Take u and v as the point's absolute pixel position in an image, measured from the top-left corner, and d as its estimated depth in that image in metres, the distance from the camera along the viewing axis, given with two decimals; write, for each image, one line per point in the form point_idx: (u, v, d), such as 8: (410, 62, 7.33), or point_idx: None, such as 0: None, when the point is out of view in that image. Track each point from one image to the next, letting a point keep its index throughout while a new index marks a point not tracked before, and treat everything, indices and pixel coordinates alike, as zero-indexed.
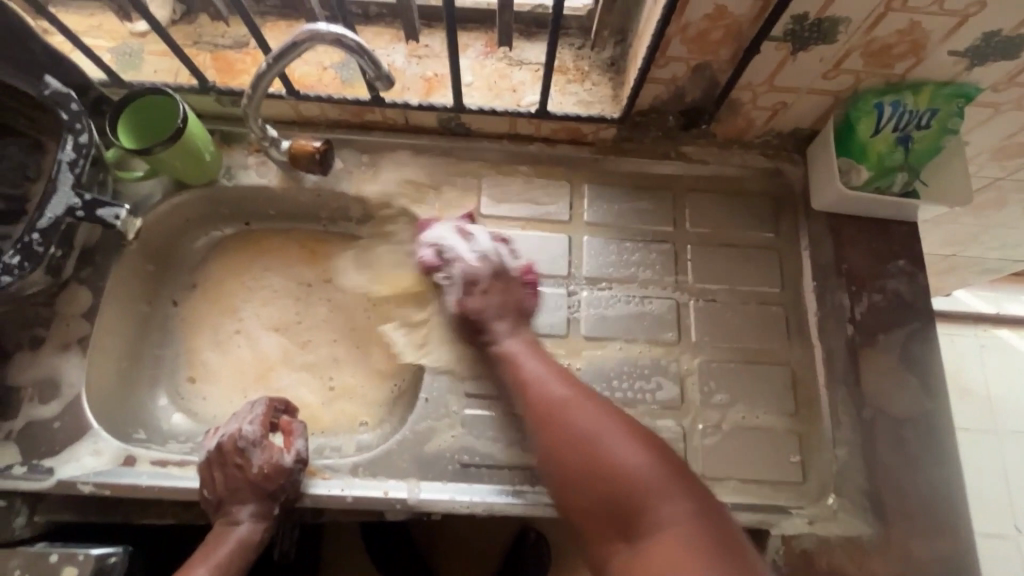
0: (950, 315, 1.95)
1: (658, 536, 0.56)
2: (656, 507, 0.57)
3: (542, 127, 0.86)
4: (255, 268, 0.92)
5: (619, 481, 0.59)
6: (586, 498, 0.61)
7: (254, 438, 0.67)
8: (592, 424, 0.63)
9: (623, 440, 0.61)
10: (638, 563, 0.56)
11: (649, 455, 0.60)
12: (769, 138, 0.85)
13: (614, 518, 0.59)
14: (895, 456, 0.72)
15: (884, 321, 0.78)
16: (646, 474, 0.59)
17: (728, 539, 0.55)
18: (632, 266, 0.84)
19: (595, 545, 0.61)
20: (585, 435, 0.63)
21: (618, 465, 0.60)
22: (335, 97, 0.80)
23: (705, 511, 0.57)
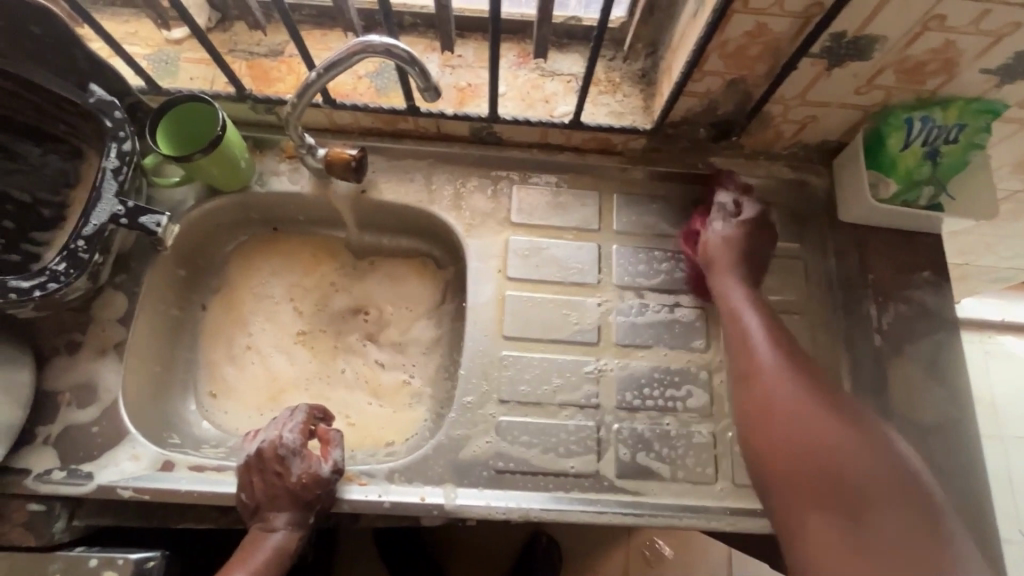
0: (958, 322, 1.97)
1: (862, 524, 0.51)
2: (851, 476, 0.54)
3: (572, 137, 0.87)
4: (286, 275, 0.93)
5: (844, 474, 0.54)
6: (787, 447, 0.59)
7: (295, 446, 0.66)
8: (786, 388, 0.63)
9: (858, 437, 0.56)
10: (843, 549, 0.51)
11: (850, 431, 0.57)
12: (796, 150, 0.87)
13: (823, 497, 0.54)
14: (923, 465, 0.74)
15: (910, 331, 0.79)
16: (884, 476, 0.54)
17: (921, 493, 0.53)
18: (661, 275, 0.85)
19: (783, 515, 0.57)
20: (789, 403, 0.62)
21: (802, 443, 0.58)
22: (371, 106, 0.81)
23: (914, 506, 0.52)
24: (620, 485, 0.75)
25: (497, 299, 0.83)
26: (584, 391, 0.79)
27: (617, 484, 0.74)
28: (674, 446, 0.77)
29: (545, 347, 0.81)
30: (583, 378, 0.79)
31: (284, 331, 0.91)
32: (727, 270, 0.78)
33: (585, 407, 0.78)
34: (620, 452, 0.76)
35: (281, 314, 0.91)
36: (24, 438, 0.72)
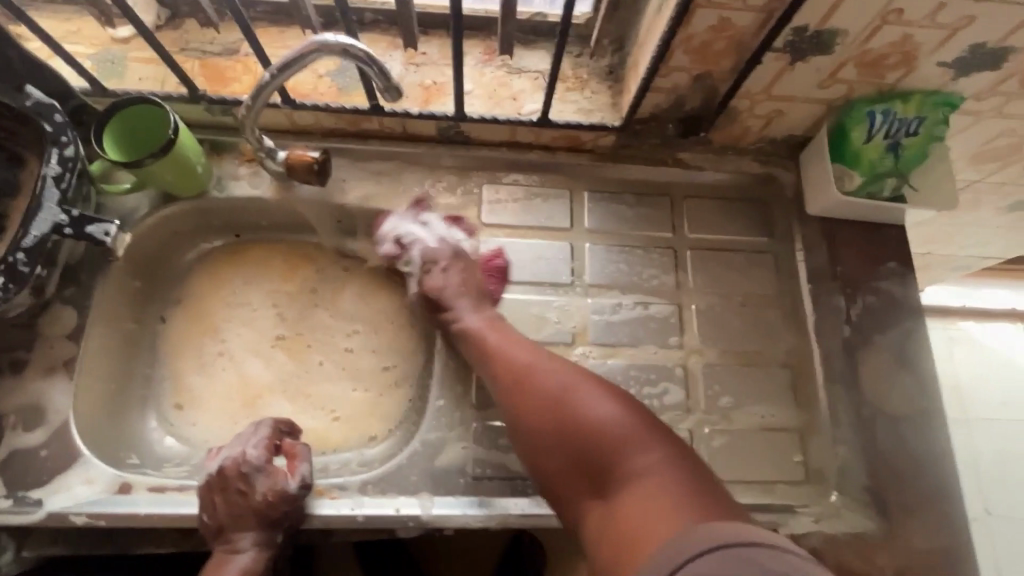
0: None
1: (631, 482, 0.58)
2: (631, 460, 0.59)
3: (541, 135, 0.85)
4: (250, 285, 0.90)
5: (588, 439, 0.62)
6: (558, 465, 0.63)
7: (258, 463, 0.63)
8: (595, 392, 0.65)
9: (604, 399, 0.64)
10: (613, 518, 0.57)
11: (621, 408, 0.63)
12: (763, 144, 0.87)
13: (595, 478, 0.61)
14: (895, 453, 0.74)
15: (878, 321, 0.80)
16: (614, 427, 0.61)
17: (699, 489, 0.55)
18: (634, 272, 0.85)
19: (573, 507, 0.63)
20: (561, 389, 0.66)
21: (602, 424, 0.62)
22: (332, 106, 0.78)
23: (688, 463, 0.58)
24: None
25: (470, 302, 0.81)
26: None
27: None
28: None
29: None
30: None
31: (250, 341, 0.87)
32: (455, 300, 0.79)
33: None
34: None
35: (246, 324, 0.88)
36: None
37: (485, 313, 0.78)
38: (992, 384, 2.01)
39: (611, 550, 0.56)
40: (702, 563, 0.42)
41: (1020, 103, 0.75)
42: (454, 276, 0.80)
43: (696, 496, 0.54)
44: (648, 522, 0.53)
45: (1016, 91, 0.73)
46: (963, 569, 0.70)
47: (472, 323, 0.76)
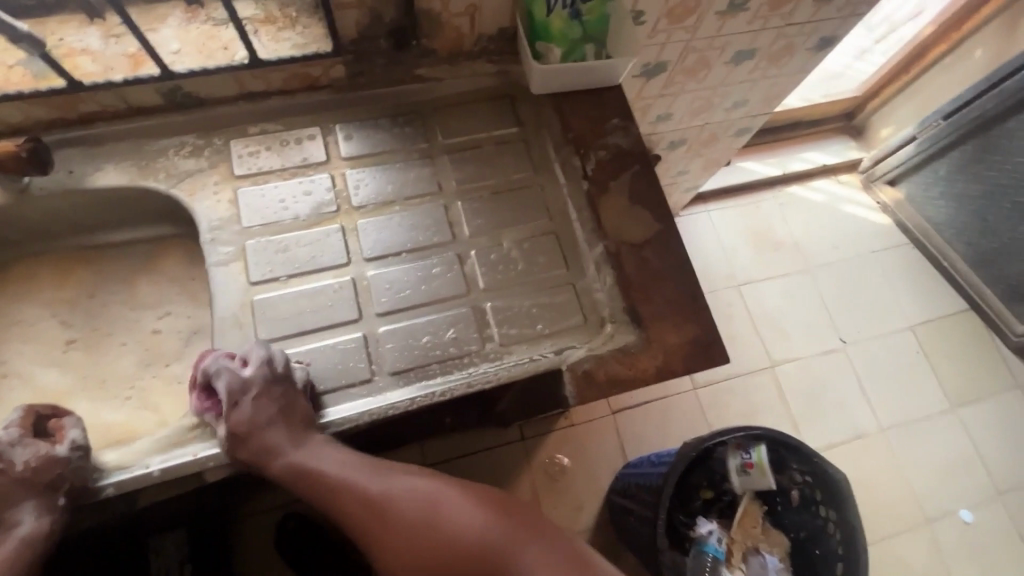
0: (751, 185, 2.31)
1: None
2: (448, 519, 0.69)
3: (271, 79, 0.87)
4: (20, 301, 0.89)
5: (452, 546, 0.67)
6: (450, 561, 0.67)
7: (12, 439, 0.64)
8: (470, 513, 0.70)
9: (452, 496, 0.72)
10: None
11: (487, 517, 0.70)
12: (485, 44, 0.94)
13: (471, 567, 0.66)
14: (643, 274, 0.85)
15: (612, 171, 0.90)
16: (479, 537, 0.68)
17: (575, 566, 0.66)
18: (397, 185, 0.90)
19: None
20: (401, 493, 0.71)
21: (468, 539, 0.68)
22: (27, 93, 0.76)
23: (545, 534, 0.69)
24: (396, 379, 0.79)
25: (239, 251, 0.83)
26: (346, 305, 0.82)
27: (393, 382, 0.79)
28: (442, 328, 0.83)
29: (300, 280, 0.83)
30: (343, 296, 0.82)
31: (38, 354, 0.87)
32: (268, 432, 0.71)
33: (349, 321, 0.81)
34: (389, 347, 0.81)
35: (25, 342, 0.87)
36: None
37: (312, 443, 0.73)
38: (823, 234, 2.30)
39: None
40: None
41: None
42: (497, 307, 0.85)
43: (576, 556, 0.67)
44: None
45: None
46: (712, 349, 0.82)
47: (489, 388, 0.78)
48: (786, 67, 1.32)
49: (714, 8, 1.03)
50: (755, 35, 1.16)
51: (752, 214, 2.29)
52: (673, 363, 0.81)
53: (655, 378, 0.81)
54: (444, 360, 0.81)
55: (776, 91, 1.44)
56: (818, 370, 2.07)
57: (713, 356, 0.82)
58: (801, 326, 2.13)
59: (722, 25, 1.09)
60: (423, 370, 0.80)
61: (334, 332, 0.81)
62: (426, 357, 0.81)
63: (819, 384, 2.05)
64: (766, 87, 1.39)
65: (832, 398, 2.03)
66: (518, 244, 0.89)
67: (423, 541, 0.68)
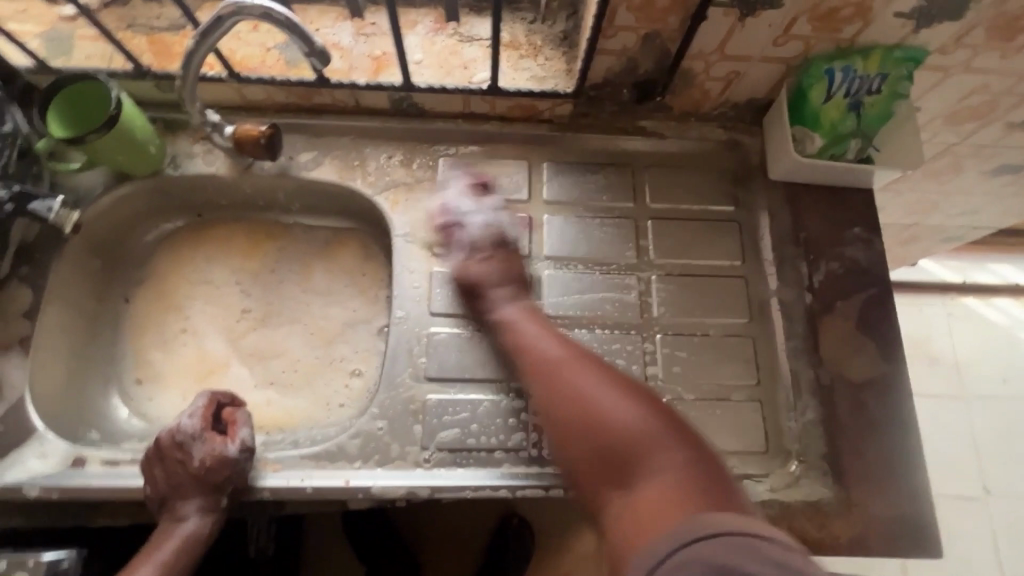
0: (919, 286, 2.03)
1: (666, 446, 0.58)
2: (575, 380, 0.67)
3: (496, 105, 0.83)
4: (210, 262, 0.90)
5: (597, 414, 0.63)
6: (589, 456, 0.62)
7: (193, 432, 0.67)
8: (580, 396, 0.65)
9: (566, 388, 0.66)
10: (636, 508, 0.55)
11: (638, 407, 0.62)
12: (725, 110, 0.85)
13: (607, 464, 0.61)
14: (855, 419, 0.73)
15: (841, 288, 0.79)
16: (632, 430, 0.60)
17: (648, 450, 0.59)
18: (594, 243, 0.83)
19: (592, 494, 0.62)
20: (539, 360, 0.70)
21: (609, 426, 0.62)
22: (279, 79, 0.78)
23: (683, 429, 0.60)
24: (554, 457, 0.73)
25: (426, 274, 0.81)
26: None
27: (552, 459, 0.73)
28: None
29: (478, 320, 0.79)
30: None
31: (213, 316, 0.88)
32: (493, 286, 0.77)
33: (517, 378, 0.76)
34: None
35: (206, 303, 0.88)
36: None
37: (523, 303, 0.77)
38: (993, 362, 1.97)
39: (631, 528, 0.54)
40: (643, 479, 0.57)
41: (989, 57, 0.73)
42: (492, 267, 0.78)
43: (623, 462, 0.59)
44: (614, 461, 0.60)
45: (983, 43, 0.70)
46: (924, 536, 0.69)
47: (509, 314, 0.75)
48: None
49: (1006, 118, 0.86)
50: None
51: (911, 318, 2.02)
52: (870, 538, 0.70)
53: (844, 548, 0.70)
54: None
55: (1017, 210, 1.22)
56: (947, 515, 1.80)
57: (924, 545, 0.69)
58: (939, 460, 1.86)
59: (1003, 137, 0.91)
60: None
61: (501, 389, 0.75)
62: None
63: (944, 530, 1.78)
64: (1009, 203, 1.17)
65: (957, 551, 1.76)
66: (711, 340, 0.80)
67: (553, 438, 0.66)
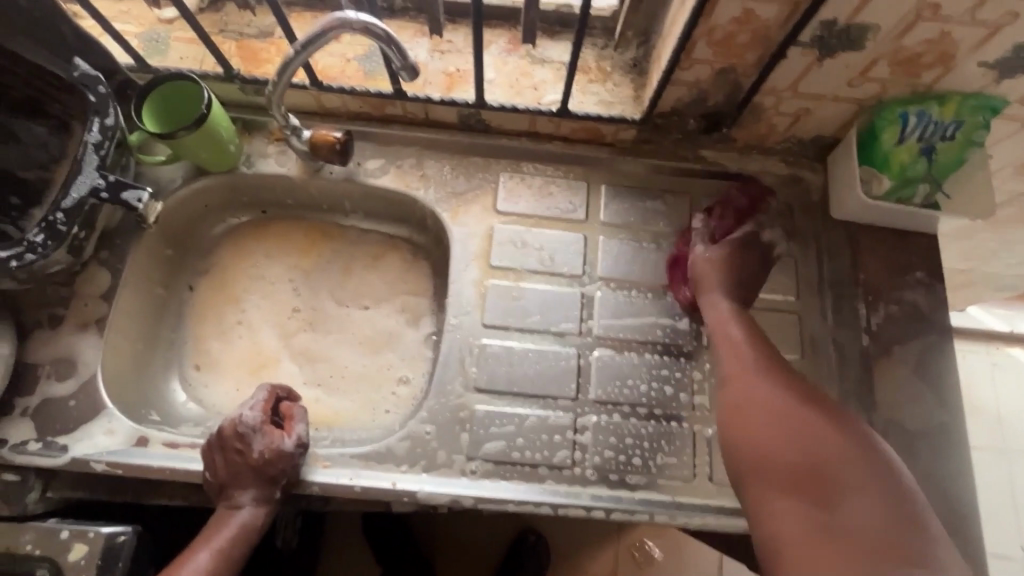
0: (964, 332, 1.96)
1: (846, 483, 0.55)
2: (754, 386, 0.66)
3: (562, 126, 0.85)
4: (271, 258, 0.94)
5: (757, 411, 0.63)
6: (779, 455, 0.59)
7: (254, 424, 0.68)
8: (779, 397, 0.63)
9: (766, 387, 0.65)
10: (816, 520, 0.53)
11: (810, 405, 0.61)
12: (789, 145, 0.85)
13: (800, 473, 0.57)
14: (906, 467, 0.73)
15: (899, 333, 0.78)
16: (787, 415, 0.61)
17: (821, 451, 0.57)
18: (648, 267, 0.84)
19: (755, 489, 0.60)
20: (726, 338, 0.73)
21: (770, 406, 0.63)
22: (357, 89, 0.81)
23: (868, 456, 0.57)
24: (597, 478, 0.73)
25: (480, 286, 0.82)
26: (566, 380, 0.78)
27: (594, 479, 0.73)
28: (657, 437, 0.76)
29: (529, 336, 0.80)
30: (564, 369, 0.78)
31: (270, 310, 0.91)
32: (715, 289, 0.77)
33: (563, 396, 0.77)
34: (597, 441, 0.75)
35: (264, 297, 0.92)
36: None
37: (737, 306, 0.76)
38: None
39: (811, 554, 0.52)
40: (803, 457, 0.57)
41: None
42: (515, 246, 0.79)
43: (812, 463, 0.57)
44: (807, 467, 0.57)
45: None
46: None
47: (720, 308, 0.76)
48: None
49: None
50: None
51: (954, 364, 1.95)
52: None
53: None
54: (650, 476, 0.74)
55: None
56: None
57: None
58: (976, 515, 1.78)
59: None
60: (628, 483, 0.73)
61: (547, 406, 0.76)
62: (633, 465, 0.74)
63: None
64: None
65: None
66: None
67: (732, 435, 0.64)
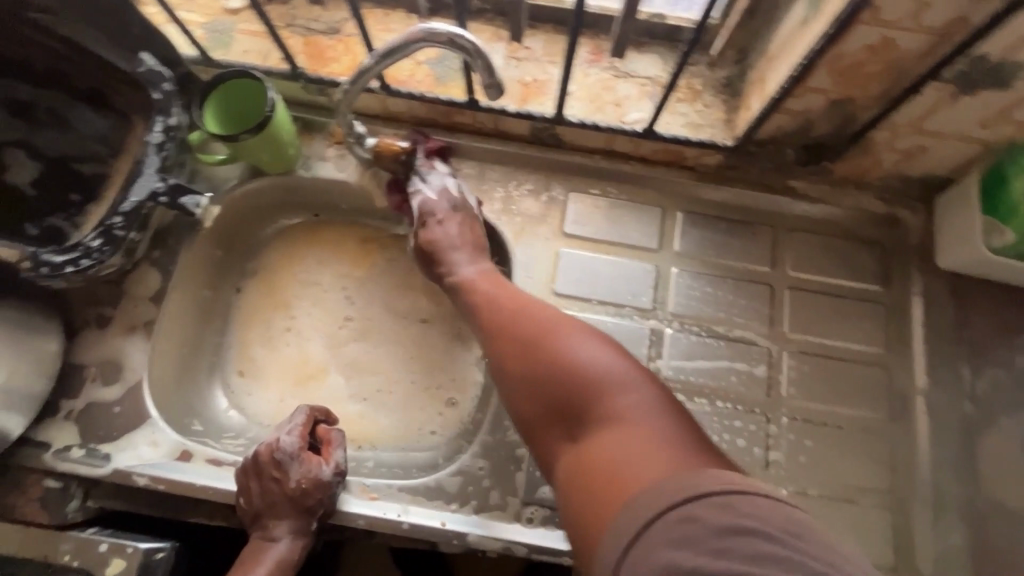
0: None
1: (621, 422, 0.54)
2: (571, 347, 0.60)
3: (640, 146, 0.79)
4: (320, 264, 0.90)
5: (569, 369, 0.59)
6: (541, 394, 0.60)
7: (293, 451, 0.65)
8: (587, 345, 0.60)
9: (591, 340, 0.61)
10: (573, 450, 0.56)
11: (617, 356, 0.59)
12: (891, 182, 0.77)
13: (553, 404, 0.59)
14: (1006, 549, 0.67)
15: (1007, 402, 0.72)
16: (596, 370, 0.58)
17: (620, 399, 0.56)
18: (724, 304, 0.78)
19: (542, 446, 0.60)
20: (552, 317, 0.64)
21: (588, 370, 0.58)
22: (428, 96, 0.77)
23: (679, 409, 0.55)
24: None
25: None
26: None
27: None
28: None
29: None
30: None
31: (318, 319, 0.88)
32: (451, 250, 0.74)
33: None
34: None
35: (311, 305, 0.88)
36: (46, 409, 0.70)
37: (482, 264, 0.74)
38: None
39: (589, 494, 0.51)
40: (645, 420, 0.54)
41: None
42: (454, 231, 0.75)
43: (563, 410, 0.58)
44: (552, 394, 0.59)
45: None
46: None
47: (469, 274, 0.72)
48: None
49: None
50: None
51: None
52: None
53: None
54: None
55: None
56: None
57: None
58: None
59: None
60: None
61: None
62: None
63: None
64: None
65: None
66: (843, 432, 0.73)
67: (519, 369, 0.62)
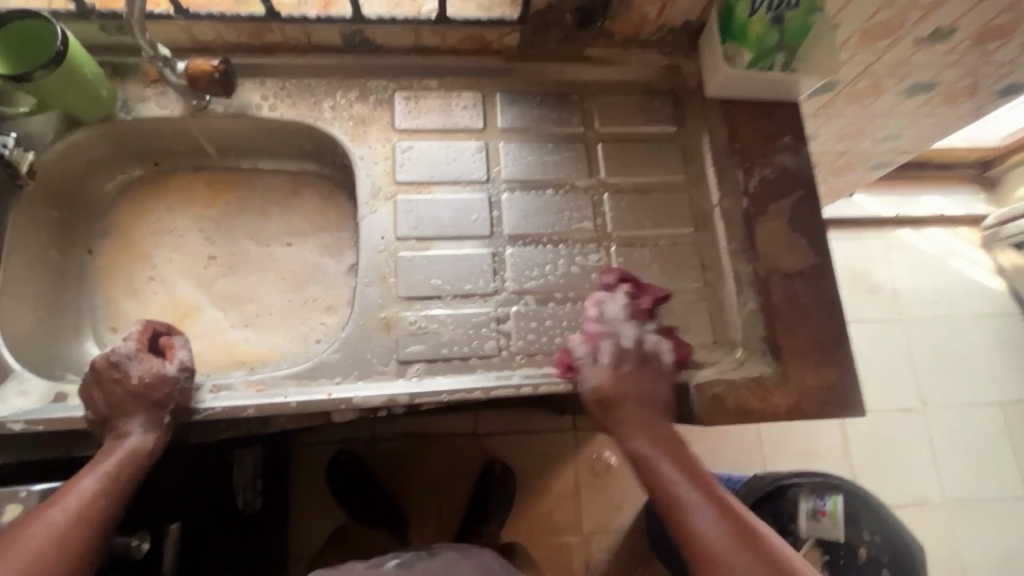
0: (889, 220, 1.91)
1: None
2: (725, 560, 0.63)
3: (446, 37, 0.88)
4: (173, 211, 0.91)
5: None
6: None
7: (129, 351, 0.68)
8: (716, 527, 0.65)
9: (721, 531, 0.64)
10: None
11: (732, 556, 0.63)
12: (662, 34, 0.91)
13: None
14: (791, 308, 0.82)
15: (775, 191, 0.86)
16: None
17: None
18: (546, 165, 0.88)
19: None
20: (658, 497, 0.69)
21: None
22: (226, 13, 0.80)
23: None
24: (525, 361, 0.79)
25: (389, 201, 0.84)
26: (483, 276, 0.82)
27: (519, 363, 0.78)
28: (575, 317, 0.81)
29: (445, 235, 0.83)
30: (479, 264, 0.82)
31: (182, 263, 0.89)
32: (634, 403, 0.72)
33: (484, 293, 0.81)
34: (519, 326, 0.80)
35: (172, 250, 0.89)
36: None
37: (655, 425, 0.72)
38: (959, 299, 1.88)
39: None
40: None
41: None
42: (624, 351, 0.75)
43: None
44: None
45: None
46: (851, 399, 0.78)
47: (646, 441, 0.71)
48: (957, 107, 1.20)
49: (914, 33, 0.93)
50: (944, 69, 1.04)
51: (851, 251, 1.89)
52: (805, 406, 0.78)
53: (784, 417, 0.78)
54: None
55: (934, 130, 1.31)
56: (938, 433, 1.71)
57: (851, 406, 0.78)
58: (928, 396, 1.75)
59: (913, 54, 0.99)
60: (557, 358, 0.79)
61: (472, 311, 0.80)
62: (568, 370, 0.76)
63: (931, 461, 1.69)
64: (928, 123, 1.26)
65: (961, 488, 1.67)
66: (659, 249, 0.86)
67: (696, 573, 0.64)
